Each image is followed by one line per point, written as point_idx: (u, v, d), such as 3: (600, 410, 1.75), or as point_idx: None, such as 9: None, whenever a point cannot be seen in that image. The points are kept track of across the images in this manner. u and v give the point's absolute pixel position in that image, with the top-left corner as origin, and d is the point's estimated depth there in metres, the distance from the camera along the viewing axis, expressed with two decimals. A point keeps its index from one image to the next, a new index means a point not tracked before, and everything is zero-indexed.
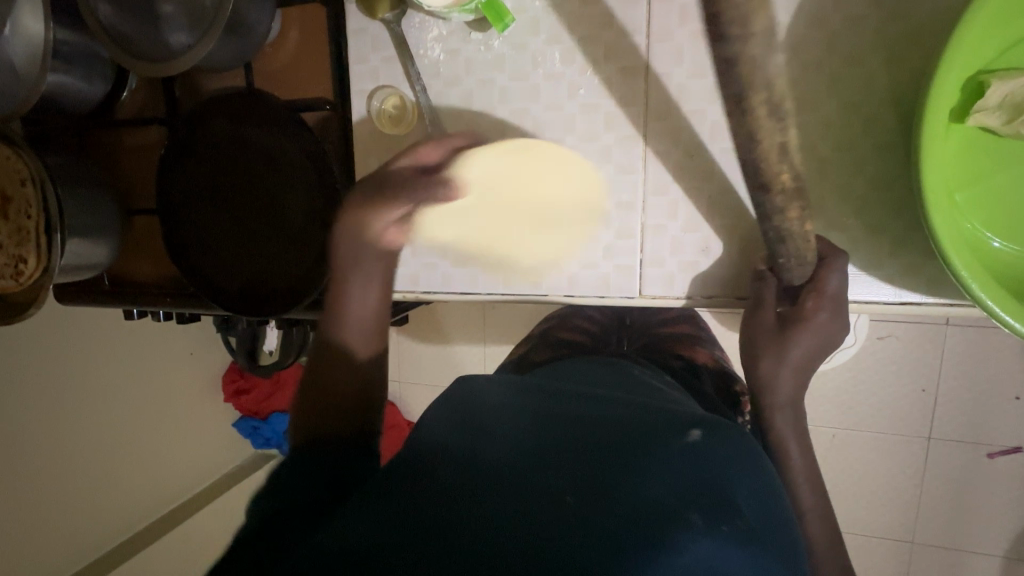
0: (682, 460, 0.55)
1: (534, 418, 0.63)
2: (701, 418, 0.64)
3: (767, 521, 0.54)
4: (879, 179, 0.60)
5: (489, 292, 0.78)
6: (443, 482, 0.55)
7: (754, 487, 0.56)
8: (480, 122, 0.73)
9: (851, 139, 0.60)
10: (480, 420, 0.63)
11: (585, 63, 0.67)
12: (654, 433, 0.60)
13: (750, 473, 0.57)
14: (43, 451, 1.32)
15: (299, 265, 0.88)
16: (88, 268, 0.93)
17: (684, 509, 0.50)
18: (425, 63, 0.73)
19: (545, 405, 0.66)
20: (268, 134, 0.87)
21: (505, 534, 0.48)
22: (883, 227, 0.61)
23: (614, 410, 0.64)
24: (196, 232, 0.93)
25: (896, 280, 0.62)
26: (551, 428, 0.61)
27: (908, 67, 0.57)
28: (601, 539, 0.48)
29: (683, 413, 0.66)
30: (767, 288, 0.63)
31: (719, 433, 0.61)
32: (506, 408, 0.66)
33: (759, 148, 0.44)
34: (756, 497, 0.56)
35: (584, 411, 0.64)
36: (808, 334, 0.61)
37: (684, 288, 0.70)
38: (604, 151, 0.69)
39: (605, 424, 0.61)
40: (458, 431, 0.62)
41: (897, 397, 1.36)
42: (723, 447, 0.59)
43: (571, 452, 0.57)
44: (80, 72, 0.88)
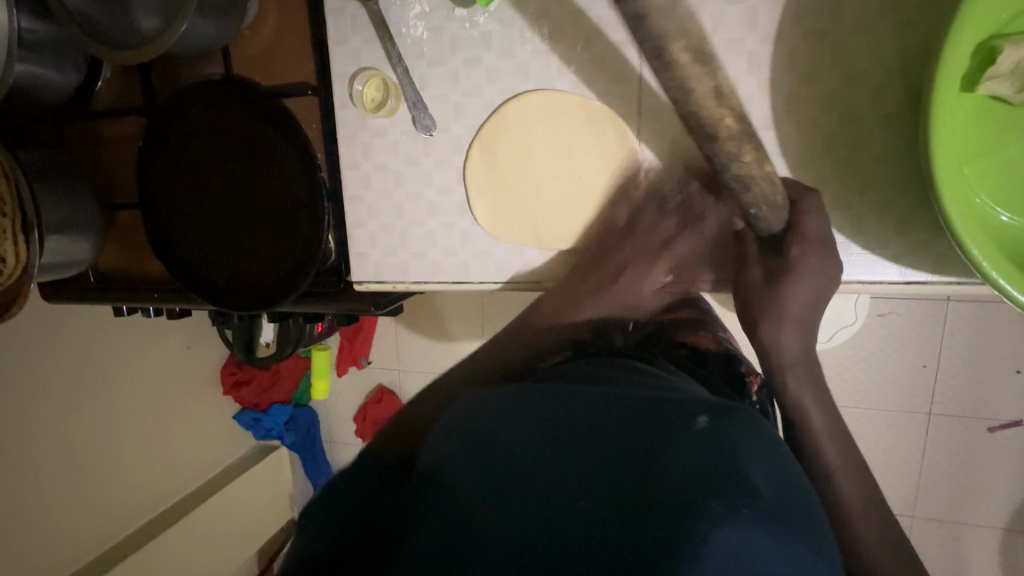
0: (692, 445, 0.51)
1: (533, 410, 0.58)
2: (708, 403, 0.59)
3: (789, 497, 0.51)
4: (883, 154, 0.58)
5: (482, 282, 0.76)
6: (453, 505, 0.50)
7: (767, 463, 0.53)
8: (468, 105, 0.70)
9: (855, 112, 0.58)
10: (476, 418, 0.58)
11: (575, 39, 0.64)
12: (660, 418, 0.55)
13: (762, 450, 0.54)
14: (35, 448, 1.30)
15: (287, 257, 0.85)
16: (71, 265, 0.91)
17: (706, 499, 0.46)
18: (407, 42, 0.70)
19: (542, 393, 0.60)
20: (248, 122, 0.84)
21: (516, 560, 0.45)
22: (887, 203, 0.59)
23: (617, 396, 0.60)
24: (180, 226, 0.90)
25: (902, 259, 0.60)
26: (551, 421, 0.56)
27: (913, 33, 0.54)
28: (617, 550, 0.45)
29: (687, 397, 0.62)
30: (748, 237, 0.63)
31: (727, 415, 0.57)
32: (502, 401, 0.60)
33: (730, 115, 0.42)
34: (775, 474, 0.52)
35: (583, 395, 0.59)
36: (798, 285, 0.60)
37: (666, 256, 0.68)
38: (599, 131, 0.66)
39: (606, 413, 0.57)
40: (453, 434, 0.57)
41: (897, 374, 1.36)
42: (735, 427, 0.55)
43: (575, 450, 0.53)
44: (51, 62, 0.84)
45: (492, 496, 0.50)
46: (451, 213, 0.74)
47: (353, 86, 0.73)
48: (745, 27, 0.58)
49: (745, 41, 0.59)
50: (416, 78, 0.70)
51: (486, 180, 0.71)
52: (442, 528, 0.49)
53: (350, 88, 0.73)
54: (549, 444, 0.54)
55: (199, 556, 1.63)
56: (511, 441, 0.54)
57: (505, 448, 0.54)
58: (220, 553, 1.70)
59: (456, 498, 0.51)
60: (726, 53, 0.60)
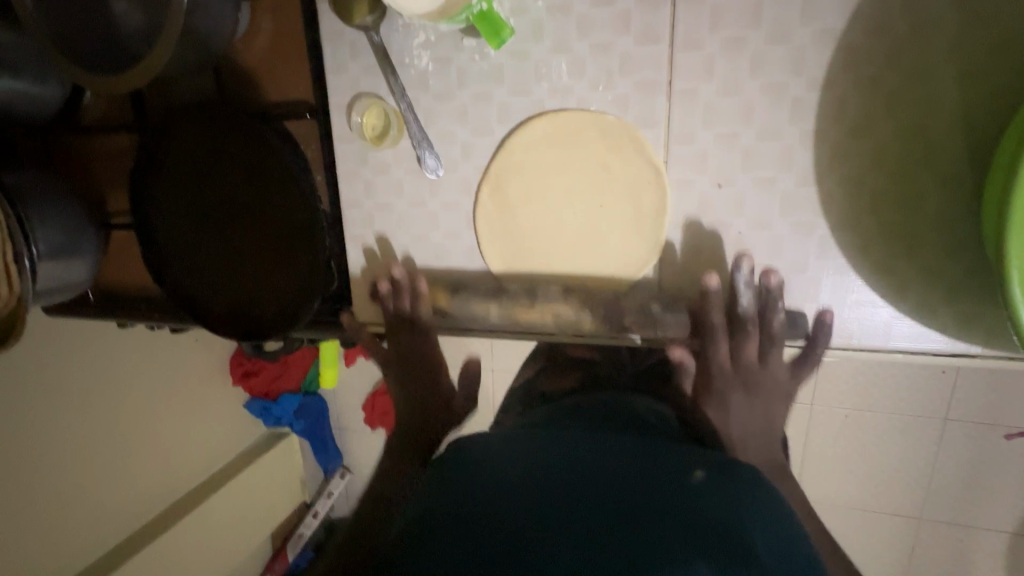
0: (686, 503, 0.50)
1: (534, 461, 0.56)
2: (704, 454, 0.57)
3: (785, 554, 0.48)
4: (940, 218, 0.53)
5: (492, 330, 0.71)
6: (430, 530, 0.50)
7: (766, 520, 0.50)
8: (477, 143, 0.64)
9: (907, 171, 0.53)
10: (469, 471, 0.56)
11: (596, 76, 0.58)
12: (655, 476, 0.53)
13: (763, 508, 0.51)
14: (32, 458, 1.23)
15: (288, 287, 0.82)
16: (68, 288, 0.87)
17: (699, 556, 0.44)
18: (411, 74, 0.63)
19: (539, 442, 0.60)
20: (242, 145, 0.79)
21: None
22: (938, 270, 0.54)
23: (621, 452, 0.57)
24: (175, 248, 0.86)
25: (949, 328, 0.55)
26: (547, 467, 0.55)
27: (982, 87, 0.49)
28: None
29: (690, 447, 0.59)
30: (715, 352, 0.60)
31: (724, 468, 0.55)
32: (500, 448, 0.60)
33: None
34: (772, 531, 0.49)
35: (579, 449, 0.58)
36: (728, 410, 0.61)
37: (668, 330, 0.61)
38: (629, 174, 0.59)
39: (608, 467, 0.55)
40: (448, 473, 0.57)
41: (911, 381, 1.20)
42: (738, 488, 0.52)
43: (568, 492, 0.52)
44: (32, 76, 0.79)
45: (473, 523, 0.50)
46: (460, 257, 0.69)
47: (351, 117, 0.67)
48: (790, 71, 0.52)
49: (789, 87, 0.53)
50: (423, 111, 0.64)
51: (499, 223, 0.65)
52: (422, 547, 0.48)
53: (349, 119, 0.67)
54: (542, 483, 0.53)
55: (209, 554, 1.60)
56: (506, 480, 0.54)
57: (499, 485, 0.53)
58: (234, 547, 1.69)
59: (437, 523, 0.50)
60: (766, 99, 0.54)
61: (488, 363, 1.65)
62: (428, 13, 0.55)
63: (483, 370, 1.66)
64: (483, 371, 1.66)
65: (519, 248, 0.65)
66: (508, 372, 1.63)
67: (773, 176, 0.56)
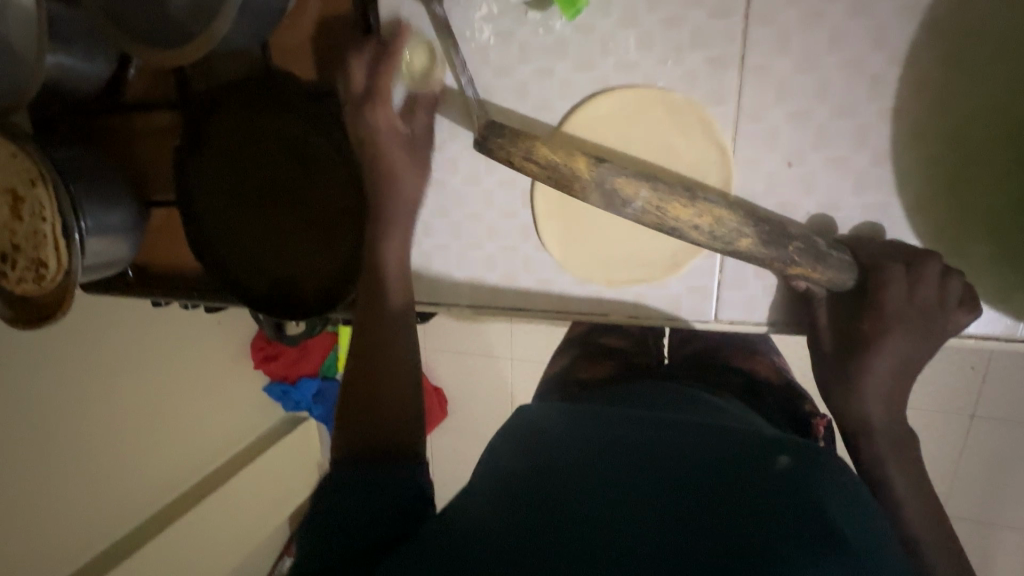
0: (762, 484, 0.48)
1: (598, 436, 0.56)
2: (779, 438, 0.54)
3: (864, 532, 0.46)
4: (1014, 200, 0.52)
5: (543, 310, 0.70)
6: (500, 502, 0.51)
7: (846, 503, 0.48)
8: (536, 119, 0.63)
9: (988, 150, 0.51)
10: (536, 446, 0.57)
11: (665, 51, 0.56)
12: (727, 456, 0.51)
13: (843, 490, 0.49)
14: (59, 433, 1.26)
15: (333, 266, 0.82)
16: (112, 264, 0.87)
17: (780, 545, 0.42)
18: (470, 48, 0.63)
19: (598, 419, 0.59)
20: (293, 124, 0.79)
21: (563, 547, 0.45)
22: (1015, 254, 0.53)
23: (687, 430, 0.55)
24: (219, 226, 0.86)
25: (1022, 314, 0.54)
26: (612, 442, 0.55)
27: None
28: (672, 556, 0.43)
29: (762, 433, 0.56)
30: (886, 295, 0.52)
31: (807, 453, 0.52)
32: (561, 425, 0.60)
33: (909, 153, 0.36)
34: (853, 511, 0.47)
35: (642, 428, 0.56)
36: (882, 354, 0.53)
37: (830, 271, 0.53)
38: (698, 153, 0.58)
39: (675, 442, 0.53)
40: (511, 452, 0.57)
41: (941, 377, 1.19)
42: (821, 472, 0.50)
43: (633, 468, 0.51)
44: (80, 51, 0.79)
45: (542, 494, 0.51)
46: (513, 236, 0.68)
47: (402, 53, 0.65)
48: (871, 47, 0.51)
49: (867, 63, 0.51)
50: (482, 86, 0.63)
51: (558, 203, 0.65)
52: (493, 518, 0.50)
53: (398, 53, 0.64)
54: (608, 458, 0.53)
55: (228, 533, 1.63)
56: (572, 454, 0.54)
57: (564, 459, 0.53)
58: (256, 525, 1.71)
59: (511, 493, 0.52)
60: (843, 75, 0.52)
61: (509, 350, 1.65)
62: None
63: (503, 357, 1.66)
64: (504, 359, 1.66)
65: (576, 226, 0.65)
66: (531, 361, 1.63)
67: (846, 156, 0.54)
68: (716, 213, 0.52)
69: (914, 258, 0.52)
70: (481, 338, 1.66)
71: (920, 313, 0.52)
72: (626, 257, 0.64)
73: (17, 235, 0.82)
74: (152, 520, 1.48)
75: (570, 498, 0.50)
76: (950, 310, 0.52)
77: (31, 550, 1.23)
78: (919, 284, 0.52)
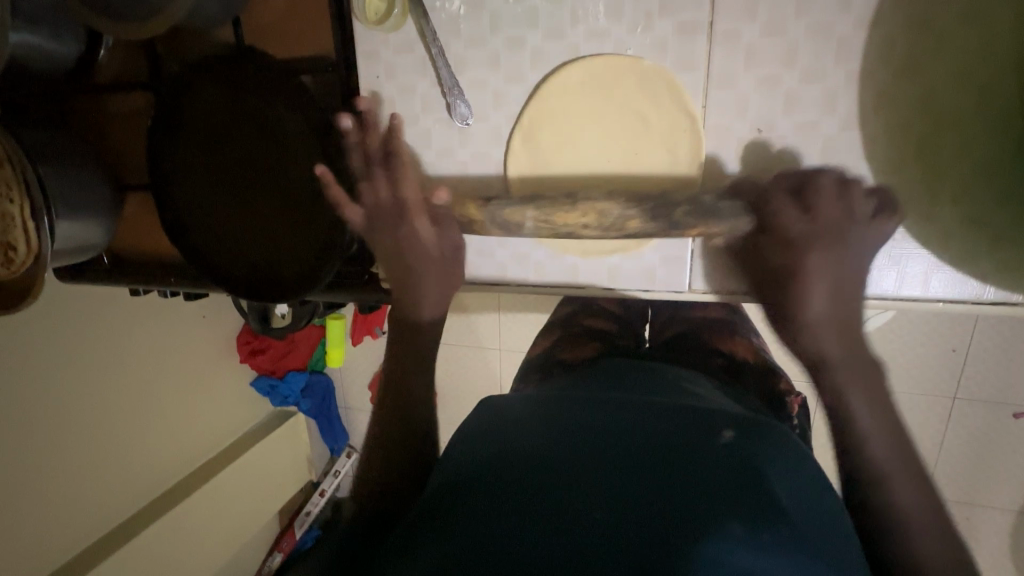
0: (718, 462, 0.49)
1: (565, 419, 0.56)
2: (732, 416, 0.56)
3: (812, 508, 0.47)
4: (982, 162, 0.52)
5: (518, 286, 0.71)
6: (468, 486, 0.50)
7: (790, 474, 0.50)
8: (509, 92, 0.63)
9: (954, 113, 0.52)
10: (502, 432, 0.56)
11: (634, 18, 0.56)
12: (687, 436, 0.52)
13: (790, 464, 0.51)
14: (38, 430, 1.22)
15: (310, 248, 0.81)
16: (86, 250, 0.86)
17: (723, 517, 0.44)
18: (441, 19, 0.62)
19: (557, 402, 0.60)
20: (263, 103, 0.78)
21: (531, 532, 0.44)
22: (983, 218, 0.53)
23: (650, 412, 0.56)
24: (192, 210, 0.85)
25: (989, 279, 0.55)
26: (581, 425, 0.54)
27: None
28: (641, 538, 0.43)
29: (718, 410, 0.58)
30: (783, 219, 0.54)
31: (753, 427, 0.54)
32: (528, 413, 0.59)
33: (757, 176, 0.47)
34: (792, 479, 0.49)
35: (600, 408, 0.57)
36: (811, 282, 0.53)
37: (723, 224, 0.55)
38: (668, 121, 0.58)
39: (639, 426, 0.53)
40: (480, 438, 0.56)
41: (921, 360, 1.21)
42: (763, 444, 0.52)
43: (601, 448, 0.51)
44: (47, 30, 0.77)
45: (511, 475, 0.49)
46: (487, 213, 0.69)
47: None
48: (837, 11, 0.51)
49: (836, 27, 0.52)
50: (454, 60, 0.63)
51: (530, 177, 0.64)
52: (462, 507, 0.48)
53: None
54: (575, 440, 0.52)
55: (216, 528, 1.60)
56: (540, 437, 0.53)
57: (532, 442, 0.53)
58: (245, 519, 1.70)
59: (478, 477, 0.50)
60: (811, 41, 0.53)
61: (497, 342, 1.64)
62: None
63: (491, 348, 1.66)
64: (492, 350, 1.66)
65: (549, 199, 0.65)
66: (518, 350, 1.63)
67: (816, 122, 0.55)
68: (598, 209, 0.57)
69: (806, 176, 0.55)
70: (469, 329, 1.66)
71: (831, 227, 0.53)
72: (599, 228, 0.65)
73: None
74: (138, 517, 1.46)
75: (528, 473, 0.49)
76: (863, 220, 0.53)
77: (13, 548, 1.20)
78: (819, 197, 0.53)
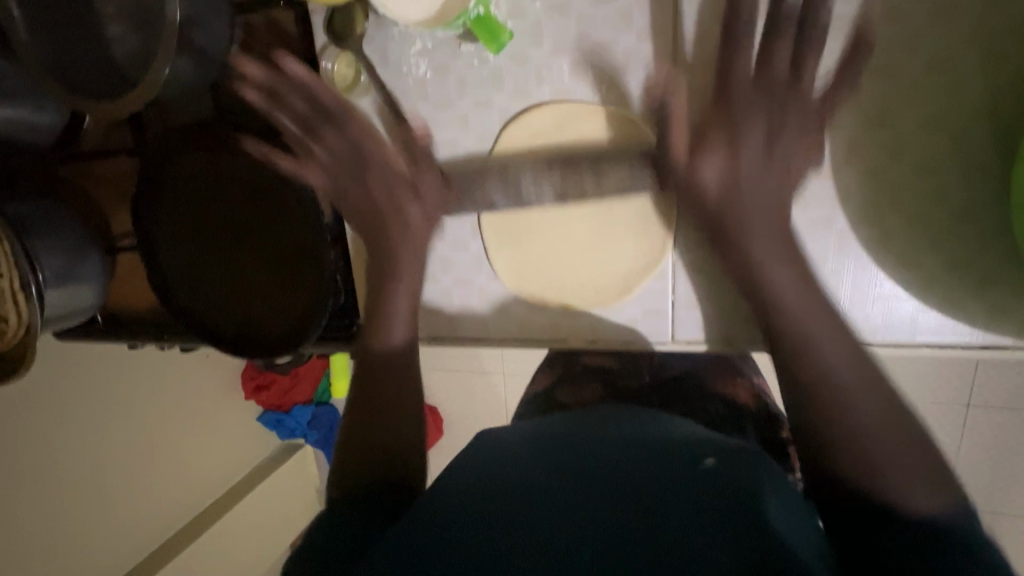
0: (700, 498, 0.46)
1: (540, 460, 0.53)
2: (715, 443, 0.52)
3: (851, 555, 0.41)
4: (964, 204, 0.51)
5: (501, 339, 0.70)
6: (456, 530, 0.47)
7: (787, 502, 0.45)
8: (480, 149, 0.65)
9: (930, 159, 0.51)
10: (490, 474, 0.52)
11: (597, 77, 0.60)
12: (662, 461, 0.50)
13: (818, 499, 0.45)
14: (41, 480, 1.23)
15: (295, 309, 0.81)
16: (77, 313, 0.87)
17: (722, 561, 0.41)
18: (409, 82, 0.65)
19: (546, 438, 0.56)
20: (238, 162, 0.79)
21: None
22: (965, 261, 0.52)
23: (630, 450, 0.52)
24: (178, 268, 0.86)
25: (978, 322, 0.53)
26: (567, 467, 0.51)
27: (996, 71, 0.48)
28: None
29: (698, 438, 0.54)
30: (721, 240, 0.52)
31: (737, 458, 0.49)
32: (519, 446, 0.56)
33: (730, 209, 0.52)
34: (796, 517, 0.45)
35: (577, 444, 0.54)
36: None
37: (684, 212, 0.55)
38: (636, 172, 0.60)
39: (612, 464, 0.51)
40: (471, 468, 0.54)
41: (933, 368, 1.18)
42: (750, 465, 0.48)
43: (570, 485, 0.49)
44: (27, 103, 0.79)
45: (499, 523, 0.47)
46: (466, 266, 0.69)
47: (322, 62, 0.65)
48: None
49: None
50: (429, 120, 0.65)
51: (502, 229, 0.65)
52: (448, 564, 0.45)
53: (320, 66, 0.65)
54: (551, 482, 0.50)
55: (227, 568, 1.60)
56: (524, 480, 0.51)
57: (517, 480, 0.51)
58: (252, 559, 1.67)
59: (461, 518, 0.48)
60: None
61: (500, 367, 1.64)
62: (423, 21, 0.57)
63: (495, 372, 1.64)
64: (496, 374, 1.65)
65: (523, 245, 0.66)
66: (523, 375, 1.62)
67: None
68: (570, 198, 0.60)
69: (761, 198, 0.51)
70: (472, 355, 1.66)
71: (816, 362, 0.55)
72: (578, 279, 0.65)
73: None
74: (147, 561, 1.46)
75: (510, 516, 0.48)
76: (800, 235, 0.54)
77: None
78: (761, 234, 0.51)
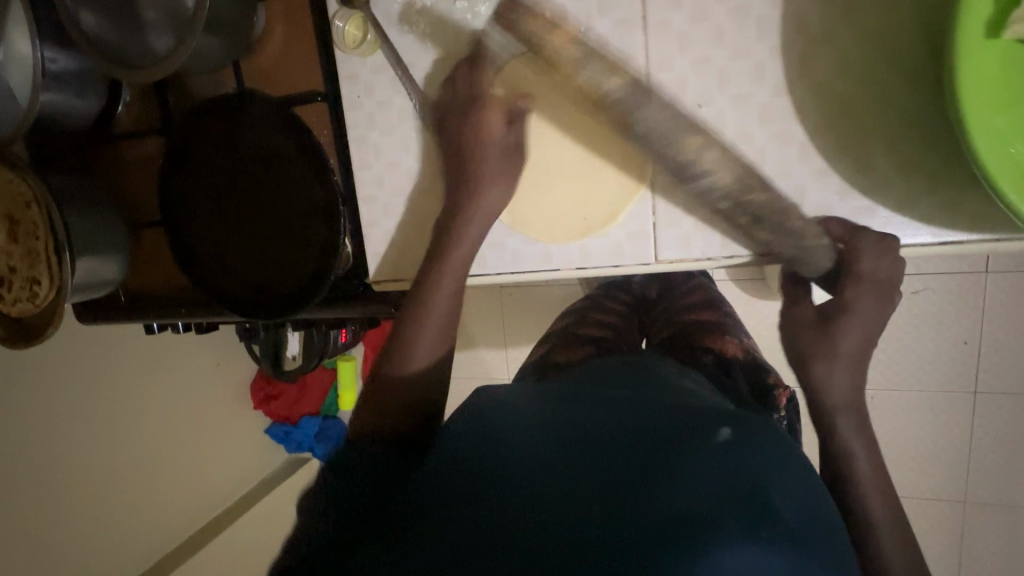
0: (708, 461, 0.51)
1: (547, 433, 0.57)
2: (726, 415, 0.59)
3: (807, 521, 0.50)
4: (907, 112, 0.59)
5: (499, 273, 0.79)
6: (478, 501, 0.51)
7: (786, 484, 0.52)
8: (476, 97, 0.72)
9: (873, 72, 0.59)
10: (499, 455, 0.55)
11: (578, 21, 0.66)
12: (667, 428, 0.56)
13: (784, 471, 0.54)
14: (51, 476, 1.23)
15: (306, 263, 0.86)
16: (103, 284, 0.92)
17: (726, 518, 0.46)
18: None
19: (555, 409, 0.61)
20: (258, 131, 0.86)
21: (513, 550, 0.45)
22: (914, 163, 0.60)
23: (632, 413, 0.59)
24: (200, 239, 0.92)
25: (933, 219, 0.60)
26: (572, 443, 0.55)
27: None
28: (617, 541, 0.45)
29: (707, 410, 0.60)
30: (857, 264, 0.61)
31: (748, 427, 0.57)
32: (525, 417, 0.61)
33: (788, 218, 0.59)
34: (795, 499, 0.52)
35: (578, 406, 0.61)
36: (855, 319, 0.62)
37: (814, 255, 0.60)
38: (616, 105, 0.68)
39: (618, 433, 0.56)
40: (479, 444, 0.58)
41: (935, 353, 1.20)
42: (758, 443, 0.55)
43: (579, 461, 0.53)
44: (73, 90, 0.87)
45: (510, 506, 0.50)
46: None
47: (335, 23, 0.79)
48: None
49: (753, 7, 0.60)
50: None
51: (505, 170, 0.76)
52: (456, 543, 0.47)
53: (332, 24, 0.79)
54: (563, 457, 0.54)
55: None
56: (529, 456, 0.54)
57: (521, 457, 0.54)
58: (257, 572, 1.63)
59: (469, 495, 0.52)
60: (733, 20, 0.61)
61: None
62: None
63: None
64: None
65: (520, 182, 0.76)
66: None
67: (749, 93, 0.62)
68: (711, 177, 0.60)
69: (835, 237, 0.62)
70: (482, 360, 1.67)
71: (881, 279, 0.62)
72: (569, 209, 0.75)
73: (14, 255, 0.88)
74: (153, 568, 1.44)
75: (518, 495, 0.50)
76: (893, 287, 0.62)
77: None
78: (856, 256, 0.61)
